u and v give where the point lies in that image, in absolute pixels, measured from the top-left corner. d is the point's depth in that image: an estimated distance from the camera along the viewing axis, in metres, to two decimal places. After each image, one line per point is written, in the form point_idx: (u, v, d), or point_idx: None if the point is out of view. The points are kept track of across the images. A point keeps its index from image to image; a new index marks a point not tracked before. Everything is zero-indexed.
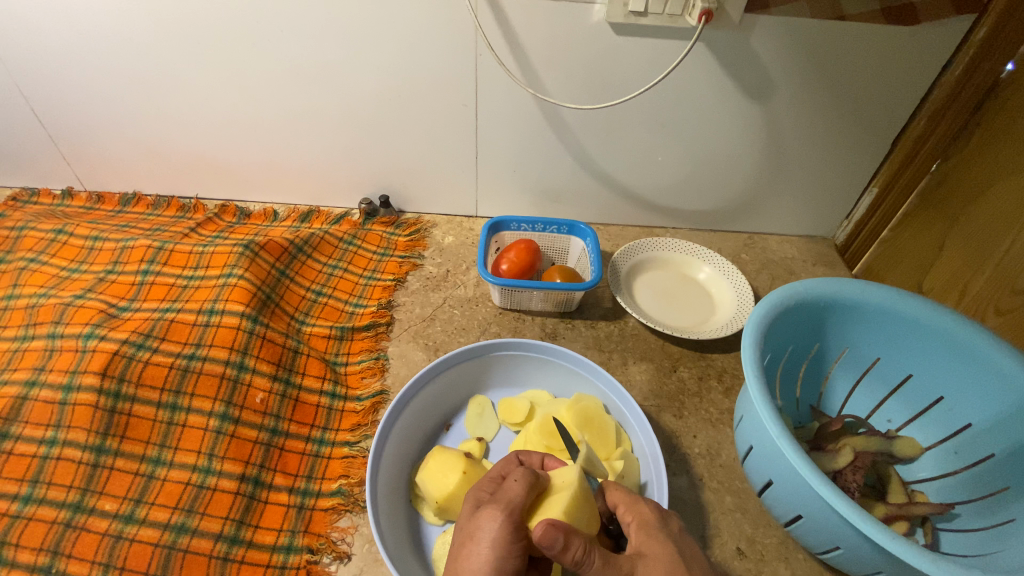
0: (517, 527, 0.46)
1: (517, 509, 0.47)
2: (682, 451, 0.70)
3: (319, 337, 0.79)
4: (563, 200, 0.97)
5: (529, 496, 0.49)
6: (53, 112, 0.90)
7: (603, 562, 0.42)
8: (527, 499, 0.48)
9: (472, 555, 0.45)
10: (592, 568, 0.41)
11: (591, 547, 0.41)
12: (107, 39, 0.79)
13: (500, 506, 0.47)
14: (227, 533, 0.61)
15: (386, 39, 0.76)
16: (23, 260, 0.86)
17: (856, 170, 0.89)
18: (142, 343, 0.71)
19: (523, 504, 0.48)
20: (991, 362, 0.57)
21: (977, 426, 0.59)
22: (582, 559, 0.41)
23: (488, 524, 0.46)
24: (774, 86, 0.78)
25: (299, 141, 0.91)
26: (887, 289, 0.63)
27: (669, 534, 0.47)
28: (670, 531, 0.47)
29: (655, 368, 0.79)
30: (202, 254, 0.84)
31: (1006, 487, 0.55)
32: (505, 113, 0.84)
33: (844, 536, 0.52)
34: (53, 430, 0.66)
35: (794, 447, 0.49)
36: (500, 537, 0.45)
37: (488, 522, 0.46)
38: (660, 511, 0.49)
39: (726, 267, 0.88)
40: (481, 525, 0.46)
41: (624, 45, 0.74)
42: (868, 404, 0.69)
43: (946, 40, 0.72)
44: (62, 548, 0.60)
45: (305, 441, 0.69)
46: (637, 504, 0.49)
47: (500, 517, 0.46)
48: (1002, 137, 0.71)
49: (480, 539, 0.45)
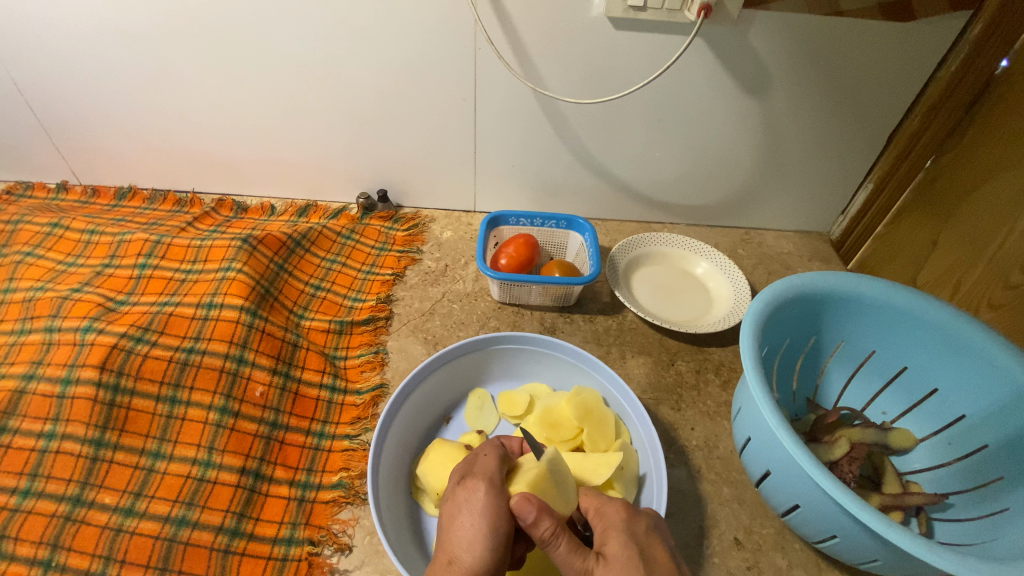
0: (500, 491, 0.47)
1: (496, 477, 0.48)
2: (680, 443, 0.70)
3: (318, 332, 0.79)
4: (561, 195, 0.97)
5: (504, 466, 0.50)
6: (48, 105, 0.90)
7: (570, 547, 0.43)
8: (502, 467, 0.50)
9: (463, 525, 0.45)
10: (558, 551, 0.43)
11: (559, 530, 0.43)
12: (103, 32, 0.79)
13: (480, 477, 0.48)
14: (228, 526, 0.61)
15: (385, 33, 0.76)
16: (19, 254, 0.85)
17: (851, 166, 0.90)
18: (140, 337, 0.71)
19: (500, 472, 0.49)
20: (985, 353, 0.57)
21: (971, 417, 0.60)
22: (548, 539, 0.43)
23: (472, 496, 0.47)
24: (771, 81, 0.79)
25: (297, 136, 0.91)
26: (882, 282, 0.64)
27: (633, 536, 0.46)
28: (635, 534, 0.46)
29: (654, 362, 0.79)
30: (200, 248, 0.84)
31: (1000, 476, 0.56)
32: (504, 107, 0.84)
33: (841, 525, 0.52)
34: (51, 423, 0.66)
35: (793, 437, 0.50)
36: (486, 502, 0.46)
37: (473, 492, 0.47)
38: (627, 512, 0.48)
39: (724, 262, 0.88)
40: (465, 497, 0.47)
41: (623, 39, 0.74)
42: (864, 397, 0.70)
43: (941, 37, 0.73)
44: (62, 541, 0.59)
45: (305, 434, 0.69)
46: (604, 507, 0.49)
47: (482, 485, 0.47)
48: (996, 133, 0.71)
49: (467, 508, 0.46)
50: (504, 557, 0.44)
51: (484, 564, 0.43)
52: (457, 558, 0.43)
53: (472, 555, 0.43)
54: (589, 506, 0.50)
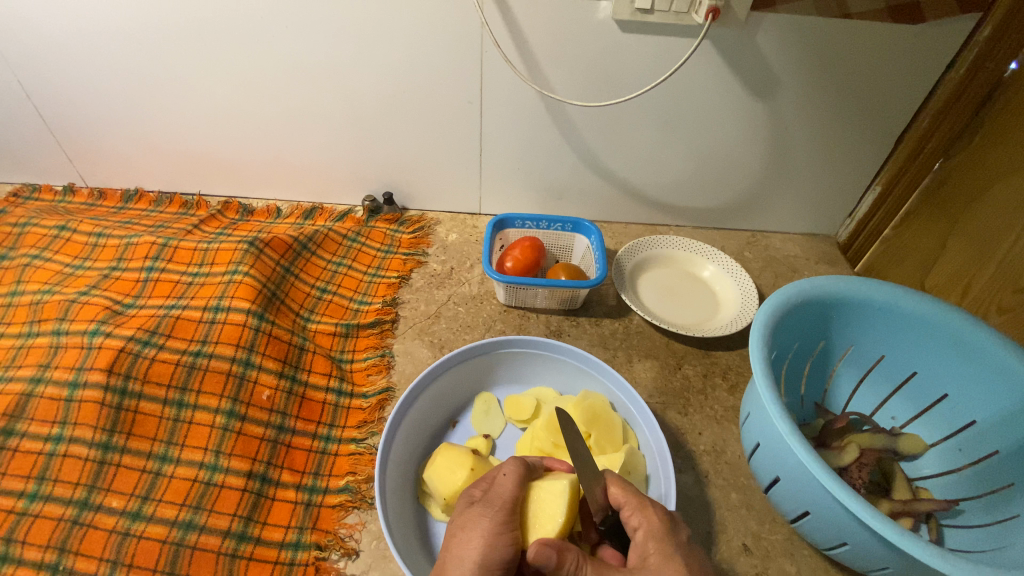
0: (507, 524, 0.47)
1: (507, 506, 0.49)
2: (688, 448, 0.70)
3: (324, 335, 0.79)
4: (567, 197, 0.97)
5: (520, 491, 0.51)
6: (55, 108, 0.90)
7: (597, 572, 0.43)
8: (518, 495, 0.50)
9: (461, 544, 0.46)
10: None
11: (581, 562, 0.43)
12: (110, 35, 0.79)
13: (496, 505, 0.49)
14: (235, 530, 0.61)
15: (391, 35, 0.76)
16: (26, 257, 0.85)
17: (859, 168, 0.89)
18: (148, 340, 0.71)
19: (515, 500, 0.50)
20: (997, 359, 0.57)
21: (981, 423, 0.60)
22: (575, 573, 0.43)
23: (479, 520, 0.47)
24: (779, 84, 0.78)
25: (303, 138, 0.91)
26: (893, 287, 0.63)
27: (676, 546, 0.46)
28: (679, 543, 0.46)
29: (661, 366, 0.79)
30: (207, 250, 0.84)
31: (1010, 483, 0.56)
32: (511, 110, 0.84)
33: (851, 531, 0.52)
34: (59, 427, 0.66)
35: (803, 443, 0.49)
36: (490, 530, 0.46)
37: (482, 515, 0.48)
38: (669, 520, 0.48)
39: (731, 265, 0.88)
40: (472, 520, 0.47)
41: (630, 42, 0.74)
42: (873, 402, 0.69)
43: (950, 39, 0.73)
44: (69, 545, 0.60)
45: (312, 437, 0.69)
46: (645, 510, 0.48)
47: (493, 514, 0.48)
48: (1005, 137, 0.71)
49: (469, 528, 0.47)
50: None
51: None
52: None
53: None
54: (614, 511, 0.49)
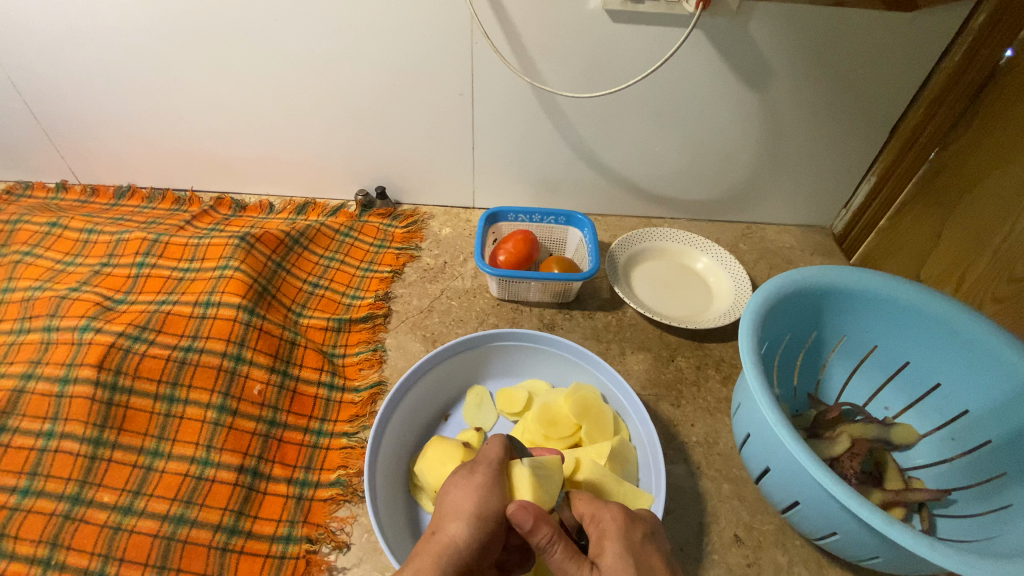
0: (497, 480, 0.49)
1: (496, 467, 0.50)
2: (680, 439, 0.70)
3: (316, 329, 0.79)
4: (561, 190, 0.96)
5: (507, 456, 0.52)
6: (46, 105, 0.90)
7: (567, 555, 0.44)
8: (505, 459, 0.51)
9: (457, 500, 0.48)
10: (553, 557, 0.44)
11: (555, 538, 0.44)
12: (98, 32, 0.79)
13: (485, 466, 0.50)
14: (226, 524, 0.61)
15: (382, 28, 0.75)
16: (18, 254, 0.85)
17: (854, 158, 0.89)
18: (138, 336, 0.71)
19: (502, 463, 0.51)
20: (989, 348, 0.57)
21: (974, 412, 0.60)
22: (546, 546, 0.44)
23: (471, 478, 0.49)
24: (772, 74, 0.78)
25: (295, 133, 0.91)
26: (885, 276, 0.63)
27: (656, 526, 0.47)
28: (634, 541, 0.45)
29: (654, 358, 0.79)
30: (198, 246, 0.84)
31: (1003, 472, 0.56)
32: (502, 101, 0.83)
33: (841, 521, 0.52)
34: (50, 422, 0.66)
35: (791, 433, 0.49)
36: (482, 486, 0.48)
37: (473, 473, 0.50)
38: (625, 518, 0.47)
39: (724, 257, 0.88)
40: (465, 478, 0.50)
41: (621, 33, 0.74)
42: (866, 392, 0.69)
43: (944, 26, 0.72)
44: (61, 539, 0.60)
45: (304, 432, 0.69)
46: (600, 513, 0.48)
47: (484, 472, 0.50)
48: (1000, 124, 0.70)
49: (460, 485, 0.49)
50: (489, 536, 0.46)
51: (467, 539, 0.45)
52: (441, 529, 0.46)
53: (455, 531, 0.45)
54: (583, 512, 0.49)
